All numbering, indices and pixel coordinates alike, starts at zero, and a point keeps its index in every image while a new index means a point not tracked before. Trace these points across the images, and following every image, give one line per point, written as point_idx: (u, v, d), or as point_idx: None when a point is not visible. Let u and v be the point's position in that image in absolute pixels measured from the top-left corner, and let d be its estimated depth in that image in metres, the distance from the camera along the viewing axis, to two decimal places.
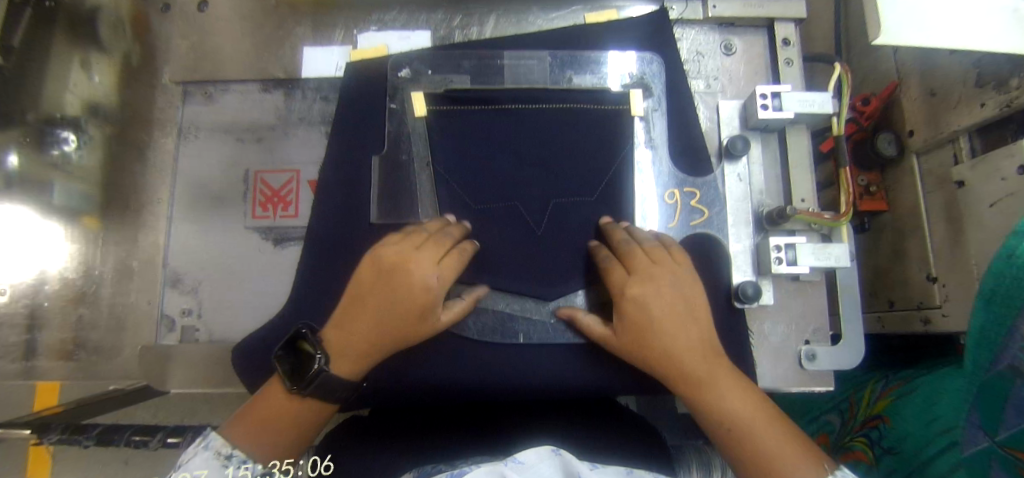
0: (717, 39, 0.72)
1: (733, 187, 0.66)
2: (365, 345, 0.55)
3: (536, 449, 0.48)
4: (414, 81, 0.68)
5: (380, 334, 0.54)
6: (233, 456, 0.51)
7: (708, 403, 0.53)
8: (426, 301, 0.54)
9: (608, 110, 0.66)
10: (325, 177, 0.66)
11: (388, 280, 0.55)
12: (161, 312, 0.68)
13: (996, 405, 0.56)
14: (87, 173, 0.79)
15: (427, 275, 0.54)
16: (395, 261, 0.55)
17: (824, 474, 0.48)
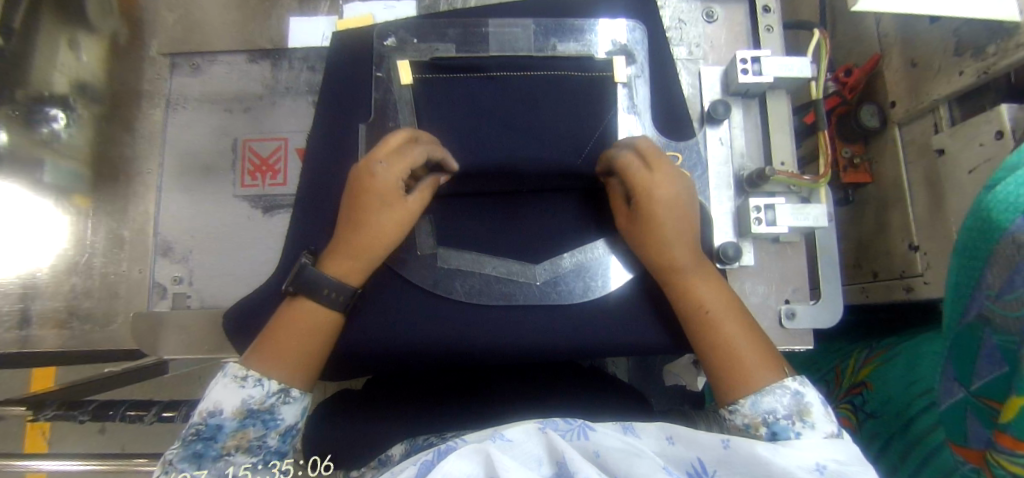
0: (699, 6, 0.72)
1: (715, 151, 0.68)
2: (357, 246, 0.57)
3: (523, 426, 0.44)
4: (399, 49, 0.68)
5: (369, 234, 0.57)
6: (248, 378, 0.52)
7: (690, 296, 0.55)
8: (388, 188, 0.57)
9: (593, 76, 0.68)
10: (314, 145, 0.67)
11: (356, 187, 0.58)
12: (152, 281, 0.68)
13: (970, 357, 0.57)
14: (77, 150, 0.79)
15: (375, 165, 0.57)
16: (359, 171, 0.58)
17: (787, 378, 0.51)
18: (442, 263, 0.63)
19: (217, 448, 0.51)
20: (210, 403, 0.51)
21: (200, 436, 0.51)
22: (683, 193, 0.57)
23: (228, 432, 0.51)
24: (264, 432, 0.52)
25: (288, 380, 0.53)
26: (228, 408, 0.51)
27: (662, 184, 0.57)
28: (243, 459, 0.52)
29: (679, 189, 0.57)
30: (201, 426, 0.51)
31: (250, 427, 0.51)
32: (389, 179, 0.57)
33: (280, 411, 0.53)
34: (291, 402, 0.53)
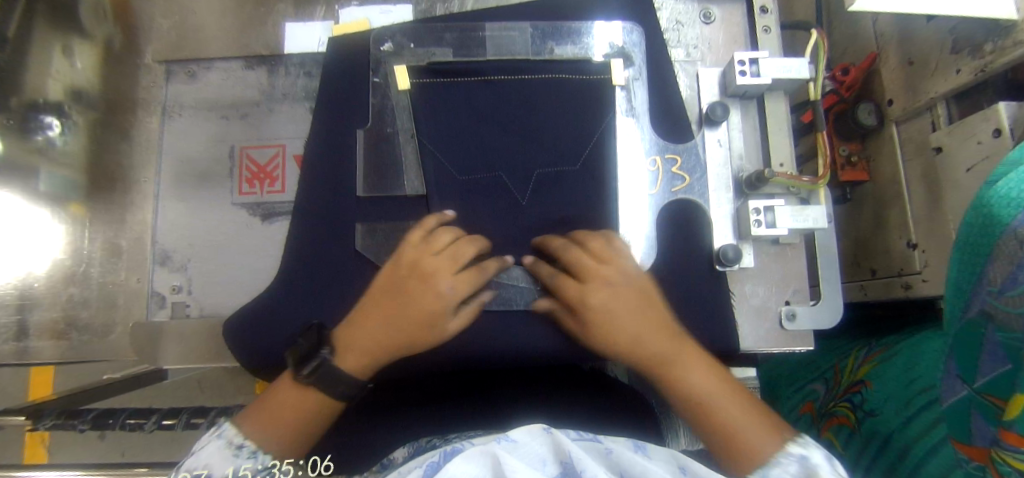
0: (696, 8, 0.72)
1: (714, 153, 0.67)
2: (380, 349, 0.56)
3: (527, 427, 0.44)
4: (396, 55, 0.68)
5: (393, 336, 0.56)
6: (243, 447, 0.53)
7: (677, 382, 0.54)
8: (436, 306, 0.56)
9: (591, 80, 0.67)
10: (312, 152, 0.67)
11: (403, 289, 0.57)
12: (151, 289, 0.68)
13: (973, 354, 0.57)
14: (72, 159, 0.79)
15: (443, 283, 0.56)
16: (412, 268, 0.57)
17: (790, 443, 0.51)
18: None
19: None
20: (198, 465, 0.51)
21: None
22: (631, 288, 0.57)
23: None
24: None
25: (279, 456, 0.54)
26: (217, 473, 0.51)
27: (603, 285, 0.57)
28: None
29: (625, 284, 0.57)
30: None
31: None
32: (447, 297, 0.56)
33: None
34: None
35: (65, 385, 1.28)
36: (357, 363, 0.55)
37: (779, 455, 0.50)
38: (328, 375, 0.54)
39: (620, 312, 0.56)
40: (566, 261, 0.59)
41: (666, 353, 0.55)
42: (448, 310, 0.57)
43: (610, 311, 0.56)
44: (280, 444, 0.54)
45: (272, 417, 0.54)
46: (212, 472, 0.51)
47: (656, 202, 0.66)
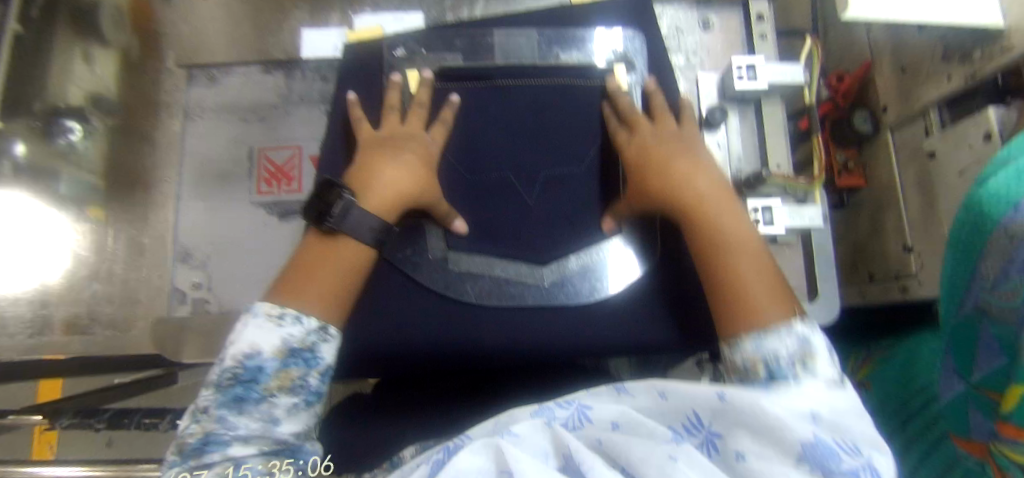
0: (696, 16, 0.75)
1: (714, 154, 0.70)
2: (397, 187, 0.60)
3: (529, 422, 0.43)
4: (409, 59, 0.71)
5: (406, 177, 0.60)
6: (285, 317, 0.52)
7: (705, 225, 0.57)
8: (427, 150, 0.63)
9: (594, 85, 0.71)
10: (322, 154, 0.68)
11: (391, 143, 0.63)
12: (172, 286, 0.70)
13: (969, 350, 0.59)
14: (97, 165, 0.83)
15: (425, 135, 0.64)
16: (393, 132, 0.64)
17: (798, 322, 0.51)
18: (452, 265, 0.66)
19: (258, 391, 0.50)
20: (246, 345, 0.50)
21: (237, 380, 0.50)
22: (679, 137, 0.63)
23: (268, 373, 0.50)
24: (306, 370, 0.51)
25: (324, 316, 0.53)
26: (267, 349, 0.50)
27: (651, 135, 0.63)
28: (286, 400, 0.51)
29: (675, 131, 0.63)
30: (236, 371, 0.50)
31: (292, 366, 0.51)
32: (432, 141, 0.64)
33: (320, 350, 0.52)
34: (330, 340, 0.53)
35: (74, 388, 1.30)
36: (382, 204, 0.58)
37: (781, 331, 0.50)
38: (362, 214, 0.56)
39: (664, 158, 0.61)
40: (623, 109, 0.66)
41: (701, 198, 0.58)
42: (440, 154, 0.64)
43: (652, 155, 0.62)
44: (321, 305, 0.53)
45: (307, 280, 0.54)
46: (263, 347, 0.50)
47: None
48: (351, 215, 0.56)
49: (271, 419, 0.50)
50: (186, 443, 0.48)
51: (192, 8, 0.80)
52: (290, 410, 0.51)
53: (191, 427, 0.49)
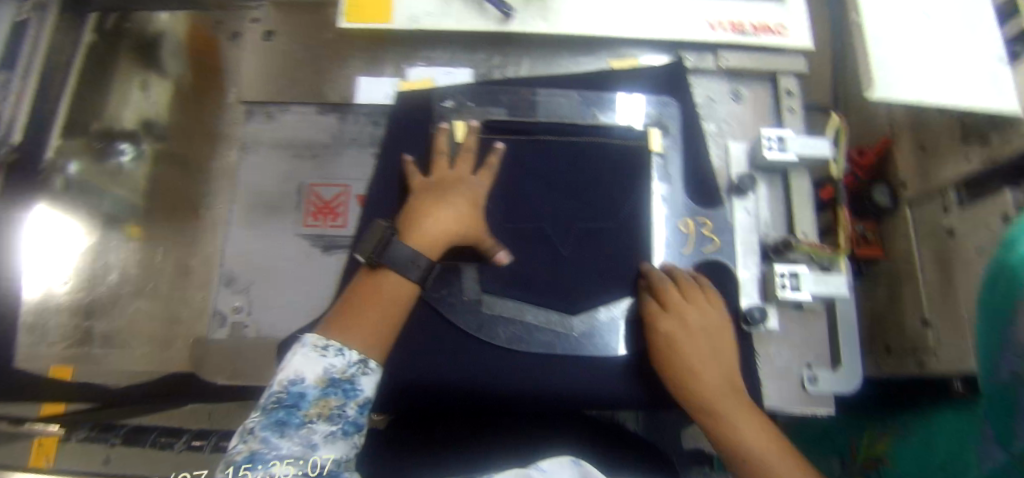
0: (728, 87, 0.79)
1: (741, 219, 0.72)
2: (445, 229, 0.63)
3: (557, 459, 0.45)
4: (456, 111, 0.76)
5: (453, 219, 0.64)
6: (329, 348, 0.55)
7: (726, 428, 0.58)
8: (475, 195, 0.67)
9: (629, 145, 0.74)
10: (371, 191, 0.74)
11: (443, 185, 0.67)
12: (213, 309, 0.73)
13: (1009, 417, 0.57)
14: (137, 184, 0.84)
15: (475, 179, 0.69)
16: (447, 175, 0.69)
17: None
18: (486, 308, 0.68)
19: (301, 415, 0.52)
20: (291, 374, 0.53)
21: (282, 403, 0.52)
22: (701, 316, 0.63)
23: (311, 399, 0.53)
24: (345, 400, 0.54)
25: (364, 350, 0.57)
26: (311, 376, 0.54)
27: (676, 318, 0.63)
28: (324, 427, 0.52)
29: (696, 310, 0.64)
30: (281, 395, 0.52)
31: (332, 395, 0.54)
32: (480, 186, 0.69)
33: (360, 381, 0.55)
34: (369, 373, 0.57)
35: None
36: (430, 245, 0.62)
37: None
38: (407, 253, 0.61)
39: (687, 345, 0.62)
40: (652, 289, 0.66)
41: (719, 394, 0.59)
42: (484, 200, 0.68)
43: (679, 347, 0.62)
44: (364, 342, 0.57)
45: (355, 315, 0.58)
46: (307, 377, 0.53)
47: (684, 262, 0.71)
48: (395, 254, 0.61)
49: (310, 444, 0.51)
50: (233, 460, 0.48)
51: (251, 45, 0.83)
52: (328, 437, 0.52)
53: (236, 448, 0.50)
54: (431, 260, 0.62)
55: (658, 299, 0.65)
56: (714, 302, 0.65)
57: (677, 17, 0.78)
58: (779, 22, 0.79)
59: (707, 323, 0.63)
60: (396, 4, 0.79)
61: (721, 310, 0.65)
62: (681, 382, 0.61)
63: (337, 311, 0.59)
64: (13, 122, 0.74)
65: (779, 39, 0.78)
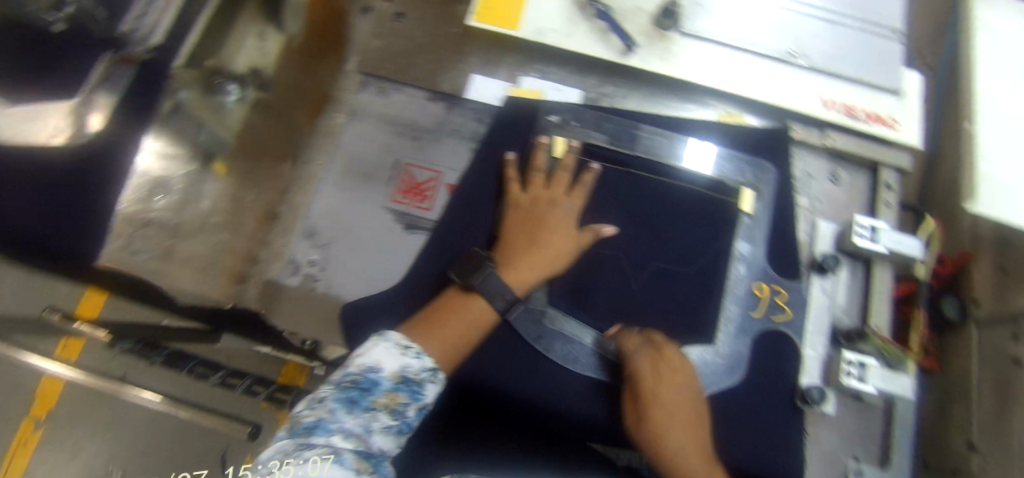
0: (827, 167, 0.80)
1: (817, 298, 0.72)
2: (537, 261, 0.67)
3: None
4: (559, 127, 0.78)
5: (543, 252, 0.68)
6: (409, 349, 0.58)
7: None
8: (566, 223, 0.71)
9: (720, 199, 0.75)
10: (463, 184, 0.77)
11: (538, 210, 0.71)
12: (290, 257, 0.78)
13: None
14: (232, 127, 0.85)
15: (568, 206, 0.72)
16: (542, 198, 0.72)
17: None
18: (550, 323, 0.70)
19: (370, 400, 0.53)
20: (371, 359, 0.56)
21: (355, 384, 0.54)
22: (690, 388, 0.60)
23: (383, 388, 0.55)
24: (411, 400, 0.56)
25: (439, 360, 0.60)
26: (388, 368, 0.56)
27: (672, 390, 0.59)
28: (385, 419, 0.54)
29: (686, 379, 0.60)
30: (357, 377, 0.55)
31: (401, 392, 0.56)
32: (571, 214, 0.71)
33: (427, 387, 0.57)
34: (436, 383, 0.59)
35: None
36: (520, 277, 0.67)
37: None
38: (499, 283, 0.65)
39: (678, 408, 0.58)
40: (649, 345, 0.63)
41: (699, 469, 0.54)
42: (573, 228, 0.71)
43: (670, 419, 0.57)
44: (442, 352, 0.60)
45: (439, 326, 0.62)
46: (385, 366, 0.56)
47: (751, 326, 0.70)
48: (490, 281, 0.65)
49: (369, 429, 0.52)
50: (299, 422, 0.50)
51: (381, 23, 0.88)
52: (385, 430, 0.53)
53: (303, 413, 0.52)
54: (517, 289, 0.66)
55: (653, 358, 0.61)
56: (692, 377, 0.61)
57: (793, 88, 0.79)
58: (894, 116, 0.80)
59: (695, 399, 0.60)
60: (526, 14, 0.82)
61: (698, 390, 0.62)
62: (657, 445, 0.56)
63: (420, 316, 0.63)
64: (156, 25, 0.75)
65: (890, 132, 0.79)
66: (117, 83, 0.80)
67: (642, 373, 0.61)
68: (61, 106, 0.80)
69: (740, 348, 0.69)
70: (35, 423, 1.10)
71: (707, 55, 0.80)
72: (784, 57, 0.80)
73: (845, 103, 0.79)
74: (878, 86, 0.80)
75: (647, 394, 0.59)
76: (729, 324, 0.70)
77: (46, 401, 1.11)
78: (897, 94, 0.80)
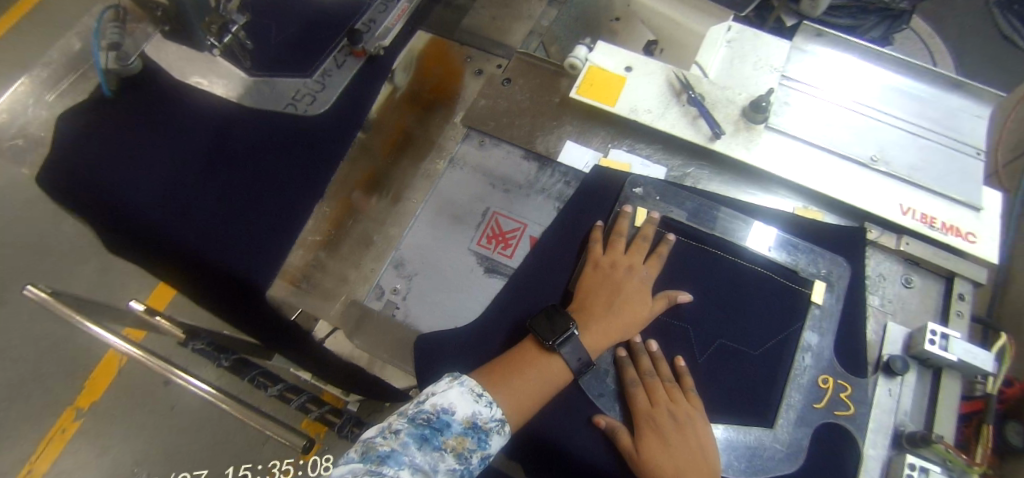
0: (901, 271, 0.82)
1: (882, 399, 0.73)
2: (611, 327, 0.72)
3: None
4: (642, 199, 0.83)
5: (618, 320, 0.72)
6: (482, 397, 0.65)
7: None
8: (641, 290, 0.75)
9: (792, 288, 0.78)
10: (547, 239, 0.83)
11: (614, 277, 0.75)
12: (377, 282, 0.84)
13: None
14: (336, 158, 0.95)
15: (643, 274, 0.76)
16: (619, 266, 0.76)
17: None
18: (613, 384, 0.73)
19: (440, 440, 0.61)
20: (448, 402, 0.64)
21: (429, 423, 0.62)
22: (686, 417, 0.68)
23: (453, 431, 0.62)
24: (476, 447, 0.63)
25: (506, 413, 0.66)
26: (461, 413, 0.63)
27: (666, 415, 0.68)
28: (451, 461, 0.61)
29: (679, 411, 0.68)
30: (431, 416, 0.62)
31: (470, 437, 0.63)
32: (646, 283, 0.75)
33: (492, 437, 0.64)
34: (500, 435, 0.65)
35: (178, 307, 1.40)
36: (594, 342, 0.71)
37: None
38: (578, 345, 0.70)
39: (666, 437, 0.66)
40: (643, 380, 0.71)
41: None
42: (647, 296, 0.75)
43: (662, 445, 0.66)
44: (510, 406, 0.66)
45: (511, 380, 0.68)
46: (458, 410, 0.63)
47: (813, 416, 0.72)
48: (572, 343, 0.70)
49: (434, 468, 0.59)
50: (373, 450, 0.59)
51: (489, 84, 0.97)
52: (449, 471, 0.60)
53: (379, 440, 0.60)
54: (591, 353, 0.71)
55: (650, 394, 0.70)
56: (690, 405, 0.69)
57: (873, 191, 0.83)
58: (972, 229, 0.81)
59: (692, 428, 0.67)
60: (624, 93, 0.90)
61: (701, 414, 0.69)
62: (643, 466, 0.66)
63: (493, 369, 0.70)
64: (389, 30, 0.99)
65: (967, 245, 0.80)
66: (347, 69, 0.98)
67: (638, 402, 0.69)
68: (296, 81, 0.96)
69: (801, 437, 0.70)
70: (76, 412, 1.31)
71: (787, 150, 0.85)
72: (866, 162, 0.84)
73: (924, 212, 0.81)
74: (958, 200, 0.82)
75: (636, 424, 0.69)
76: (790, 411, 0.72)
77: (89, 394, 1.33)
78: (977, 209, 0.82)
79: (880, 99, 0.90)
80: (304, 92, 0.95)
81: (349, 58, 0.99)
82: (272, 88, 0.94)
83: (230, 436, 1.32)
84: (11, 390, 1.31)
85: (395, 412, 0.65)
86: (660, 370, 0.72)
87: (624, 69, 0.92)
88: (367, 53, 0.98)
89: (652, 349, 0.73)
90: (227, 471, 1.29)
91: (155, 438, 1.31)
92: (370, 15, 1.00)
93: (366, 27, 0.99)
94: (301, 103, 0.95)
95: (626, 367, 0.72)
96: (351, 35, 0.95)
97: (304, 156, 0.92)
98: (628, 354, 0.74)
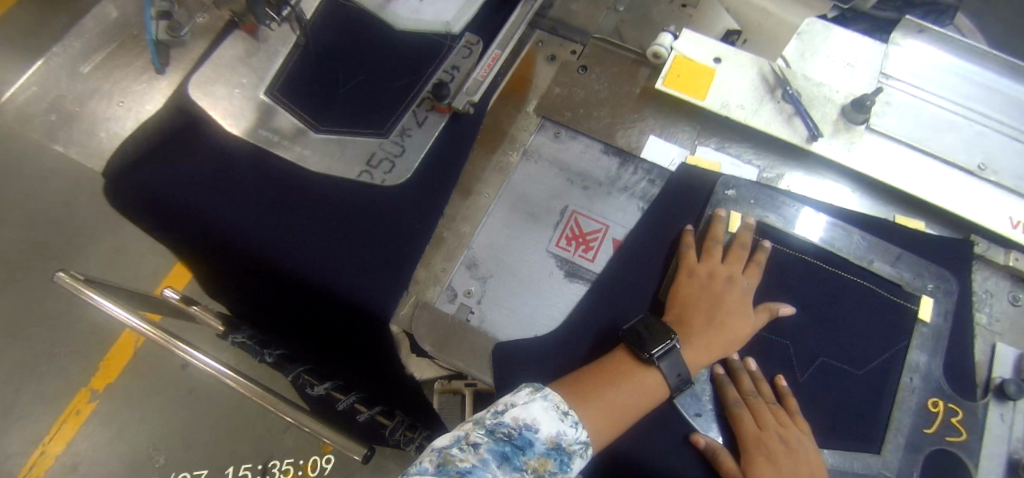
0: (1007, 288, 0.77)
1: (995, 425, 0.69)
2: (713, 343, 0.67)
3: None
4: (736, 202, 0.78)
5: (720, 336, 0.67)
6: (568, 414, 0.59)
7: None
8: (741, 302, 0.69)
9: (898, 303, 0.73)
10: (634, 241, 0.78)
11: (711, 288, 0.70)
12: (449, 283, 0.79)
13: None
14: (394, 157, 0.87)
15: (743, 284, 0.71)
16: (716, 275, 0.71)
17: None
18: (710, 404, 0.69)
19: (522, 460, 0.54)
20: (531, 417, 0.57)
21: (510, 439, 0.54)
22: (796, 441, 0.64)
23: (536, 450, 0.55)
24: (559, 471, 0.55)
25: (592, 431, 0.60)
26: (545, 431, 0.56)
27: (777, 439, 0.63)
28: None
29: (789, 434, 0.64)
30: (513, 431, 0.55)
31: (552, 459, 0.55)
32: (746, 293, 0.70)
33: (574, 461, 0.57)
34: (580, 460, 0.58)
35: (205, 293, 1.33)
36: (694, 357, 0.66)
37: None
38: (678, 360, 0.65)
39: (779, 466, 0.62)
40: (747, 400, 0.67)
41: None
42: (748, 307, 0.69)
43: (775, 471, 0.61)
44: (602, 423, 0.61)
45: (598, 396, 0.62)
46: (542, 428, 0.56)
47: (923, 442, 0.68)
48: (671, 358, 0.65)
49: None
50: (452, 464, 0.51)
51: (566, 73, 0.90)
52: None
53: (456, 452, 0.52)
54: (692, 368, 0.66)
55: (757, 418, 0.65)
56: (799, 429, 0.65)
57: (981, 202, 0.78)
58: None
59: (803, 454, 0.63)
60: (714, 87, 0.84)
61: (809, 438, 0.65)
62: None
63: (575, 383, 0.64)
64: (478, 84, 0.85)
65: None
66: (429, 126, 0.85)
67: (745, 424, 0.65)
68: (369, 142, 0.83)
69: (911, 464, 0.67)
70: (90, 394, 1.25)
71: (889, 154, 0.80)
72: (973, 170, 0.79)
73: None
74: None
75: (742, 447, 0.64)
76: (899, 435, 0.68)
77: (104, 376, 1.27)
78: None
79: (985, 102, 0.84)
80: (381, 155, 0.83)
81: (430, 114, 0.86)
82: (349, 148, 0.82)
83: (246, 428, 1.26)
84: (19, 373, 1.25)
85: (469, 421, 0.58)
86: (762, 391, 0.68)
87: (713, 60, 0.85)
88: (452, 109, 0.85)
89: (751, 367, 0.69)
90: (226, 471, 1.23)
91: (173, 426, 1.25)
92: (452, 61, 0.88)
93: (448, 75, 0.87)
94: (377, 172, 0.82)
95: (727, 386, 0.68)
96: (436, 89, 0.82)
97: (388, 215, 0.80)
98: (726, 372, 0.69)
